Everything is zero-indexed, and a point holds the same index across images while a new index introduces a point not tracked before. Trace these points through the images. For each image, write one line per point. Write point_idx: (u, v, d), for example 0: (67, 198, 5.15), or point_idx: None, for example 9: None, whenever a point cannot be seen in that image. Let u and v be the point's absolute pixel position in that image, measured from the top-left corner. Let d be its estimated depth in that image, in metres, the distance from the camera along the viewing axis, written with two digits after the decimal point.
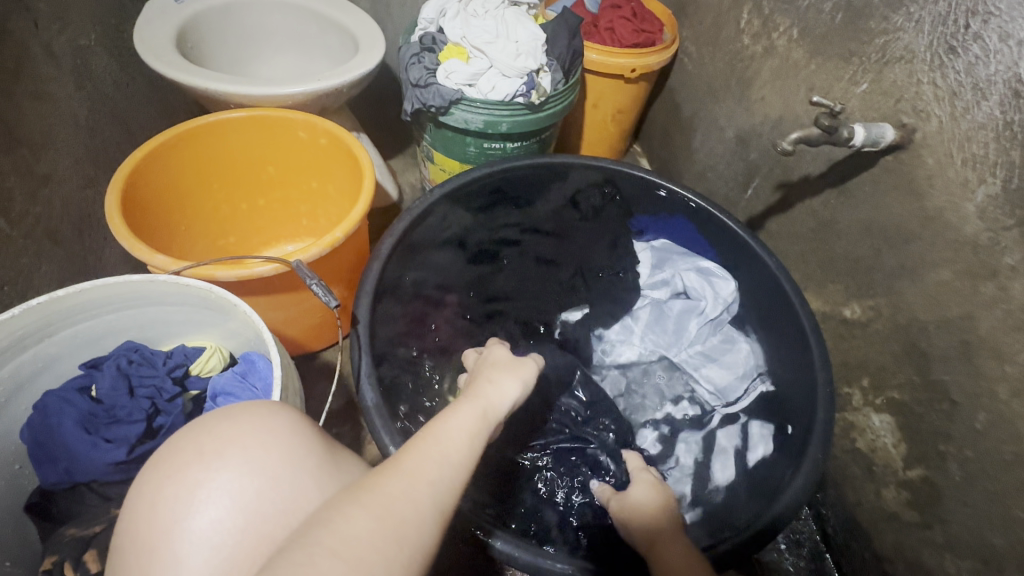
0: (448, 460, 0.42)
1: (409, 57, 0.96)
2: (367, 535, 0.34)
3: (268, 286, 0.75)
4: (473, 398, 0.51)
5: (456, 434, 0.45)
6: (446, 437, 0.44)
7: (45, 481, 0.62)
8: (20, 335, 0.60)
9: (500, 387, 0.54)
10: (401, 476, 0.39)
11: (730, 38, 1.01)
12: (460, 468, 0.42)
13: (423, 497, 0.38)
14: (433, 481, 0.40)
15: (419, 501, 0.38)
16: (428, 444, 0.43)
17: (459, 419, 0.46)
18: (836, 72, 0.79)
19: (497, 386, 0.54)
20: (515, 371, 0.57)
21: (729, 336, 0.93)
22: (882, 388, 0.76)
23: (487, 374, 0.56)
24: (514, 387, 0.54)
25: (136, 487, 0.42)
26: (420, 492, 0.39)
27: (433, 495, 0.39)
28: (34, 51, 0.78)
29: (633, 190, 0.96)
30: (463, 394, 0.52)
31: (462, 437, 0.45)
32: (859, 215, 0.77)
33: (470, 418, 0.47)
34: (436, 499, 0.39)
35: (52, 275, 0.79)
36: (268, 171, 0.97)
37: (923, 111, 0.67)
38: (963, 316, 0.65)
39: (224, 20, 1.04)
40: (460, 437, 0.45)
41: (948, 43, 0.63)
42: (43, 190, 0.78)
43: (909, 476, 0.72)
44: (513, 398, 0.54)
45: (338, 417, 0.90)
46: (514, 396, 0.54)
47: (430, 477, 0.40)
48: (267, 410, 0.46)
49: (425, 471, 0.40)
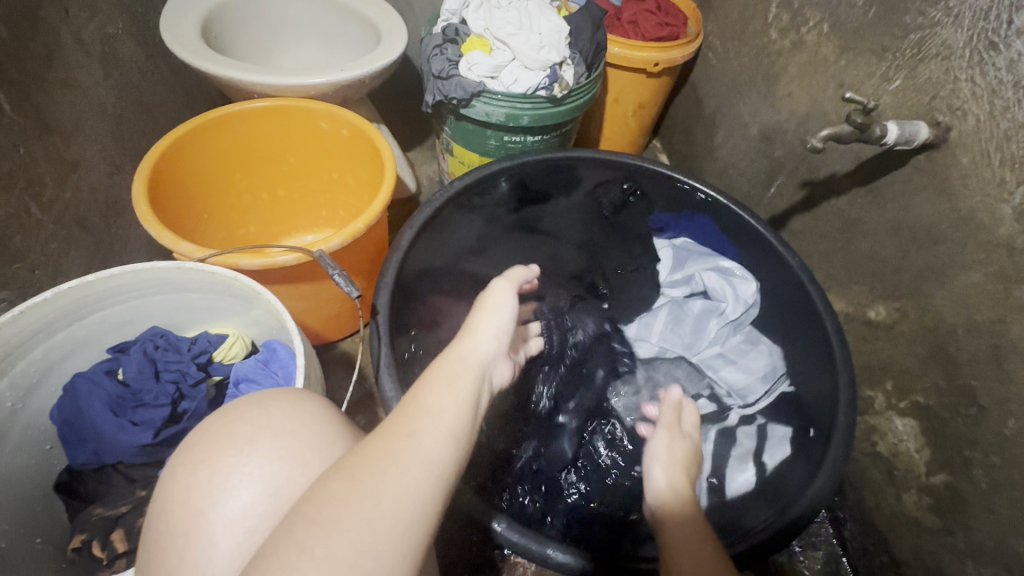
0: (431, 411, 0.42)
1: (431, 48, 0.96)
2: (342, 489, 0.35)
3: (290, 276, 0.75)
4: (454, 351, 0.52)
5: (433, 387, 0.45)
6: (426, 394, 0.44)
7: (74, 461, 0.64)
8: (51, 319, 0.61)
9: (474, 335, 0.54)
10: (380, 437, 0.39)
11: (757, 33, 0.99)
12: (444, 417, 0.42)
13: (402, 449, 0.38)
14: (415, 432, 0.40)
15: (400, 455, 0.38)
16: (410, 403, 0.43)
17: (438, 375, 0.46)
18: (868, 68, 0.77)
19: (475, 337, 0.54)
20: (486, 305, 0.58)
21: (749, 338, 0.92)
22: (906, 392, 0.74)
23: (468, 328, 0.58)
24: (495, 328, 0.56)
25: (169, 470, 0.43)
26: (402, 447, 0.38)
27: (420, 446, 0.39)
28: (63, 38, 0.79)
29: (656, 188, 0.94)
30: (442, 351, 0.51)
31: (443, 390, 0.45)
32: (887, 215, 0.76)
33: (449, 371, 0.47)
34: (421, 448, 0.39)
35: (81, 261, 0.81)
36: (290, 161, 0.97)
37: (960, 109, 0.65)
38: (995, 320, 0.63)
39: (248, 10, 1.04)
40: (441, 391, 0.44)
41: (989, 39, 0.61)
42: (72, 176, 0.79)
43: (932, 482, 0.71)
44: (498, 340, 0.55)
45: (357, 406, 0.91)
46: (499, 340, 0.55)
47: (412, 430, 0.40)
48: (296, 397, 0.46)
49: (407, 426, 0.40)
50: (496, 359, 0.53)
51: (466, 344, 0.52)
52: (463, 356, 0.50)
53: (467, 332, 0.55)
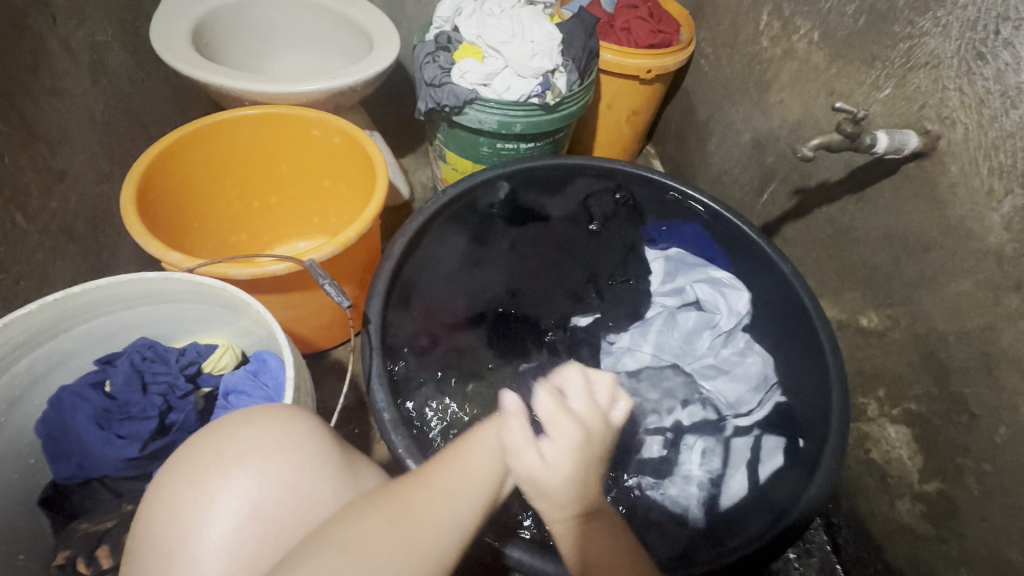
0: (471, 474, 0.47)
1: (423, 56, 0.96)
2: (382, 526, 0.39)
3: (281, 285, 0.75)
4: (503, 413, 0.57)
5: (479, 450, 0.50)
6: (470, 454, 0.49)
7: (59, 476, 0.63)
8: (36, 332, 0.60)
9: (553, 397, 0.58)
10: (424, 485, 0.44)
11: (749, 40, 0.99)
12: (482, 483, 0.47)
13: (438, 507, 0.43)
14: (454, 494, 0.45)
15: (439, 510, 0.43)
16: (455, 460, 0.48)
17: (489, 435, 0.52)
18: (859, 76, 0.77)
19: (529, 402, 0.60)
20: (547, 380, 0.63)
21: (742, 350, 0.90)
22: (898, 399, 0.75)
23: (521, 388, 0.64)
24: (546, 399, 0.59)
25: (154, 488, 0.42)
26: (444, 502, 0.44)
27: (457, 502, 0.44)
28: (51, 46, 0.78)
29: (647, 196, 0.97)
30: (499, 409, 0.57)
31: (489, 454, 0.50)
32: (879, 222, 0.76)
33: (500, 435, 0.53)
34: (453, 510, 0.43)
35: (67, 270, 0.80)
36: (282, 169, 0.97)
37: (949, 118, 0.66)
38: (986, 328, 0.63)
39: (240, 17, 1.04)
40: (487, 454, 0.49)
41: (977, 49, 0.62)
42: (59, 185, 0.78)
43: (925, 489, 0.71)
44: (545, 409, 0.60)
45: (348, 415, 0.91)
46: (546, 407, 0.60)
47: (451, 488, 0.45)
48: (286, 414, 0.45)
49: (447, 483, 0.45)
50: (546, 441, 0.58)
51: (516, 413, 0.58)
52: (521, 424, 0.56)
53: (522, 397, 0.62)
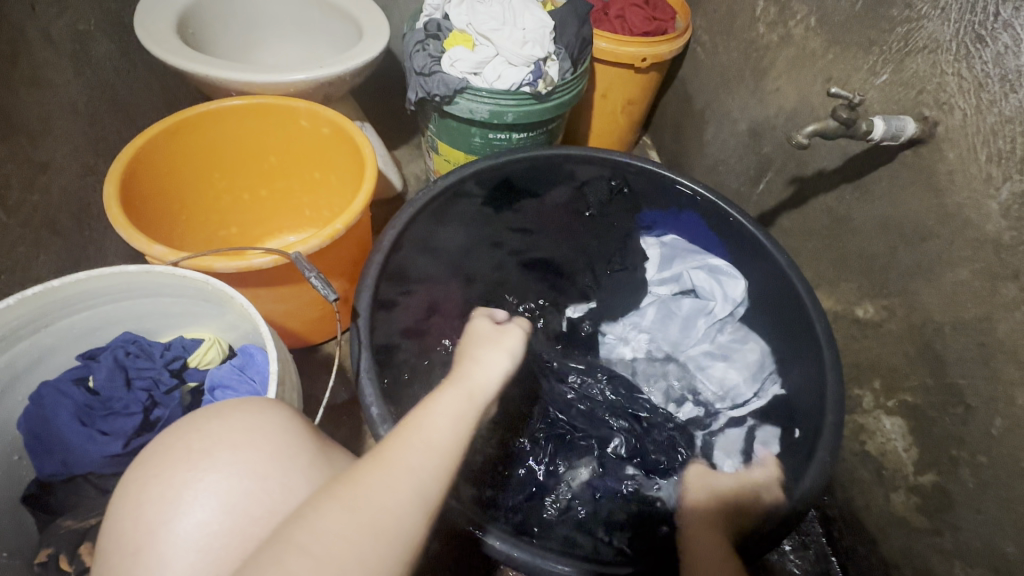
0: (432, 444, 0.45)
1: (413, 44, 0.94)
2: (342, 519, 0.36)
3: (268, 278, 0.74)
4: (459, 381, 0.55)
5: (437, 420, 0.47)
6: (428, 425, 0.47)
7: (42, 473, 0.62)
8: (15, 326, 0.59)
9: (480, 365, 0.59)
10: (384, 464, 0.41)
11: (745, 27, 0.98)
12: (445, 453, 0.45)
13: (399, 483, 0.40)
14: (414, 469, 0.42)
15: (397, 487, 0.40)
16: (412, 433, 0.45)
17: (445, 405, 0.50)
18: (856, 62, 0.76)
19: (481, 366, 0.59)
20: (501, 347, 0.63)
21: (738, 339, 0.90)
22: (894, 390, 0.74)
23: (473, 353, 0.61)
24: (502, 359, 0.61)
25: (122, 487, 0.41)
26: (403, 479, 0.41)
27: (418, 477, 0.41)
28: (30, 35, 0.76)
29: (643, 185, 0.93)
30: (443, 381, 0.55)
31: (446, 422, 0.48)
32: (875, 211, 0.74)
33: (456, 402, 0.51)
34: (417, 484, 0.41)
35: (51, 264, 0.79)
36: (269, 161, 0.95)
37: (947, 104, 0.64)
38: (982, 318, 0.62)
39: (226, 5, 1.02)
40: (444, 423, 0.47)
41: (976, 32, 0.60)
42: (41, 177, 0.77)
43: (920, 482, 0.70)
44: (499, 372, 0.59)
45: (339, 410, 0.90)
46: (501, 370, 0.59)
47: (409, 462, 0.42)
48: (259, 408, 0.45)
49: (406, 458, 0.42)
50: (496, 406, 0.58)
51: (471, 379, 0.56)
52: (469, 388, 0.54)
53: (476, 361, 0.60)
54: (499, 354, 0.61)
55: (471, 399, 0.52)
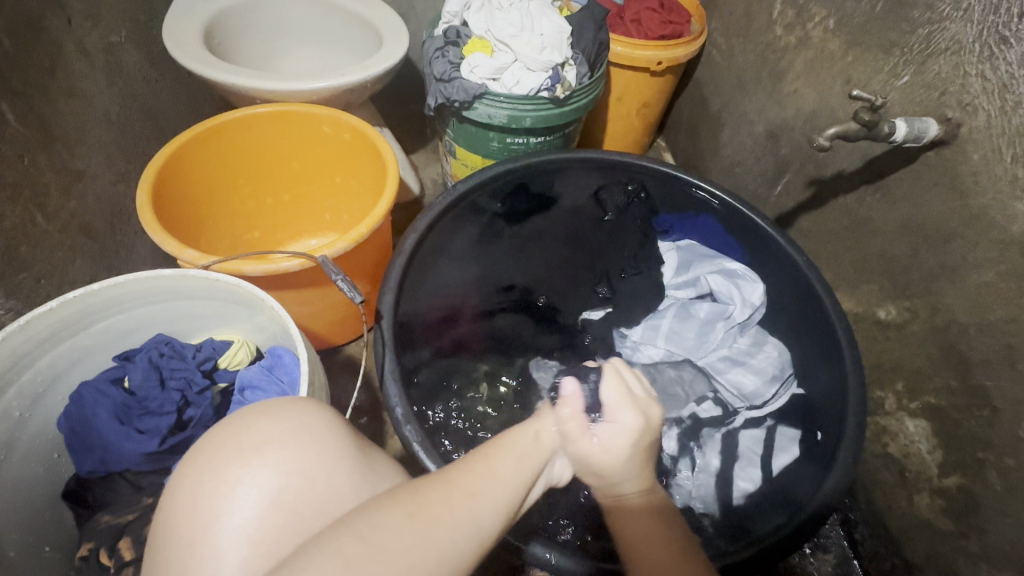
0: (496, 477, 0.44)
1: (433, 51, 0.96)
2: (401, 518, 0.38)
3: (294, 281, 0.75)
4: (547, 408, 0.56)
5: (508, 455, 0.47)
6: (498, 458, 0.46)
7: (82, 469, 0.64)
8: (57, 328, 0.61)
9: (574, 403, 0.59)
10: (444, 483, 0.42)
11: (762, 29, 0.98)
12: (509, 489, 0.44)
13: (461, 507, 0.40)
14: (475, 496, 0.42)
15: (458, 510, 0.40)
16: (481, 461, 0.45)
17: (520, 439, 0.50)
18: (876, 64, 0.76)
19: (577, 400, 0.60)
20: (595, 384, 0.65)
21: (756, 341, 0.89)
22: (917, 392, 0.73)
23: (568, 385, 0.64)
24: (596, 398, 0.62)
25: (174, 481, 0.43)
26: (464, 503, 0.41)
27: (474, 507, 0.41)
28: (67, 48, 0.79)
29: (660, 190, 0.96)
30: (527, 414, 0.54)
31: (515, 457, 0.47)
32: (896, 212, 0.74)
33: (534, 435, 0.51)
34: (477, 515, 0.41)
35: (86, 269, 0.81)
36: (293, 167, 0.98)
37: (970, 105, 0.64)
38: (1008, 320, 0.62)
39: (250, 15, 1.05)
40: (513, 458, 0.47)
41: (1000, 33, 0.60)
42: (77, 185, 0.79)
43: (945, 484, 0.70)
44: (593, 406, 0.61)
45: (362, 411, 0.91)
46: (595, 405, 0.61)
47: (474, 490, 0.42)
48: (302, 407, 0.46)
49: (468, 484, 0.43)
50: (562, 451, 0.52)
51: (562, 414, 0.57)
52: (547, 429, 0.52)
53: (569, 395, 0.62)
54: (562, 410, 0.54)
55: (543, 438, 0.51)
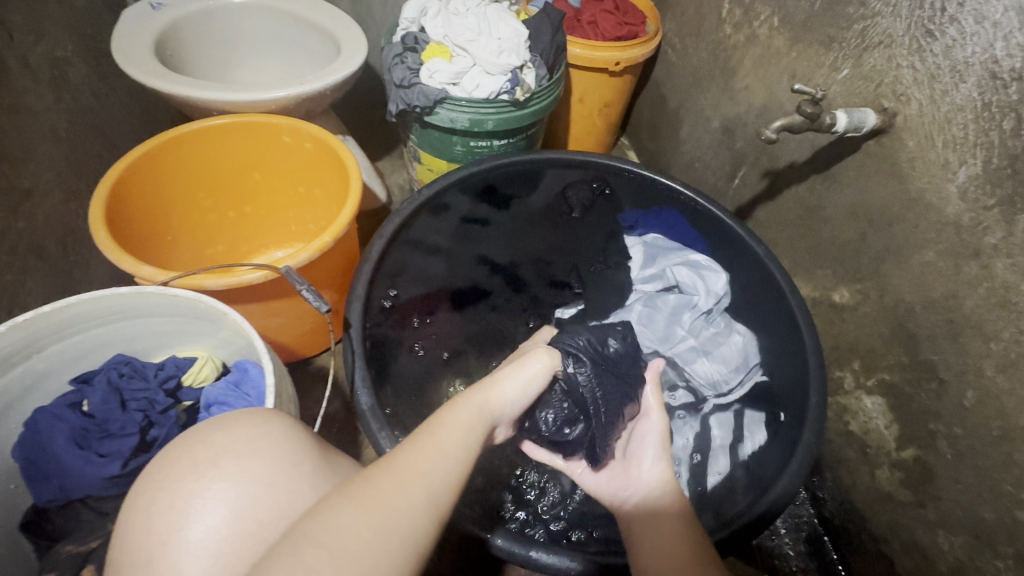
0: (446, 454, 0.46)
1: (391, 57, 0.96)
2: (357, 515, 0.38)
3: (258, 293, 0.74)
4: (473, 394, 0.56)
5: (450, 431, 0.49)
6: (443, 435, 0.48)
7: (40, 499, 0.62)
8: (7, 352, 0.59)
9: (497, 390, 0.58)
10: (395, 468, 0.43)
11: (712, 29, 1.01)
12: (457, 462, 0.46)
13: (416, 491, 0.42)
14: (427, 475, 0.43)
15: (412, 493, 0.41)
16: (427, 442, 0.47)
17: (456, 416, 0.51)
18: (817, 59, 0.79)
19: (497, 389, 0.59)
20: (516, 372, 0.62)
21: (722, 330, 0.91)
22: (873, 369, 0.76)
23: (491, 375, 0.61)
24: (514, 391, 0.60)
25: (131, 502, 0.42)
26: (417, 485, 0.42)
27: (428, 487, 0.42)
28: (9, 63, 0.76)
29: (623, 185, 0.97)
30: (462, 392, 0.56)
31: (459, 435, 0.49)
32: (844, 199, 0.78)
33: (469, 413, 0.53)
34: (432, 493, 0.42)
35: (38, 291, 0.78)
36: (254, 178, 0.96)
37: (904, 95, 0.68)
38: (949, 296, 0.65)
39: (203, 26, 1.03)
40: (457, 434, 0.49)
41: (926, 27, 0.64)
42: (25, 205, 0.76)
43: (902, 456, 0.73)
44: (512, 401, 0.59)
45: (335, 421, 0.90)
46: (512, 400, 0.59)
47: (425, 471, 0.44)
48: (261, 418, 0.46)
49: (418, 467, 0.44)
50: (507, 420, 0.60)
51: (487, 394, 0.57)
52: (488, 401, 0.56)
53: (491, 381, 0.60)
54: (512, 377, 0.61)
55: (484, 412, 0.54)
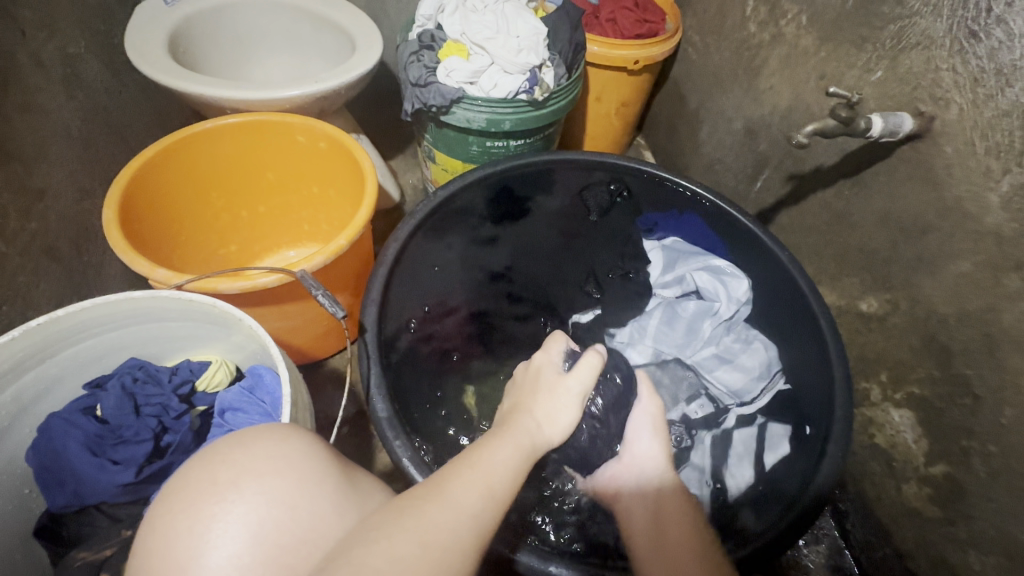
0: (492, 487, 0.45)
1: (407, 56, 0.94)
2: (409, 547, 0.37)
3: (272, 296, 0.73)
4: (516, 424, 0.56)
5: (495, 462, 0.48)
6: (489, 466, 0.47)
7: (53, 505, 0.61)
8: (21, 357, 0.58)
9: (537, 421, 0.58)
10: (444, 498, 0.42)
11: (736, 27, 0.98)
12: (503, 494, 0.45)
13: (465, 525, 0.41)
14: (474, 507, 0.42)
15: (460, 526, 0.40)
16: (474, 472, 0.46)
17: (501, 446, 0.51)
18: (849, 59, 0.76)
19: (536, 415, 0.58)
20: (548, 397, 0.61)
21: (743, 337, 0.89)
22: (902, 382, 0.74)
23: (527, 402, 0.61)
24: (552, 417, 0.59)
25: (148, 522, 0.41)
26: (465, 521, 0.41)
27: (475, 521, 0.41)
28: (22, 61, 0.75)
29: (642, 187, 0.95)
30: (504, 422, 0.56)
31: (504, 466, 0.48)
32: (875, 206, 0.75)
33: (512, 444, 0.52)
34: (478, 528, 0.41)
35: (51, 291, 0.78)
36: (267, 178, 0.95)
37: (942, 99, 0.65)
38: (987, 309, 0.63)
39: (216, 22, 1.01)
40: (502, 466, 0.48)
41: (969, 27, 0.61)
42: (39, 205, 0.76)
43: (931, 472, 0.71)
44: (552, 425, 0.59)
45: (349, 425, 0.89)
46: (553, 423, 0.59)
47: (473, 504, 0.42)
48: (279, 435, 0.45)
49: (466, 499, 0.43)
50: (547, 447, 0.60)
51: (528, 423, 0.56)
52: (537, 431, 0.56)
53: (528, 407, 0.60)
54: (553, 404, 0.61)
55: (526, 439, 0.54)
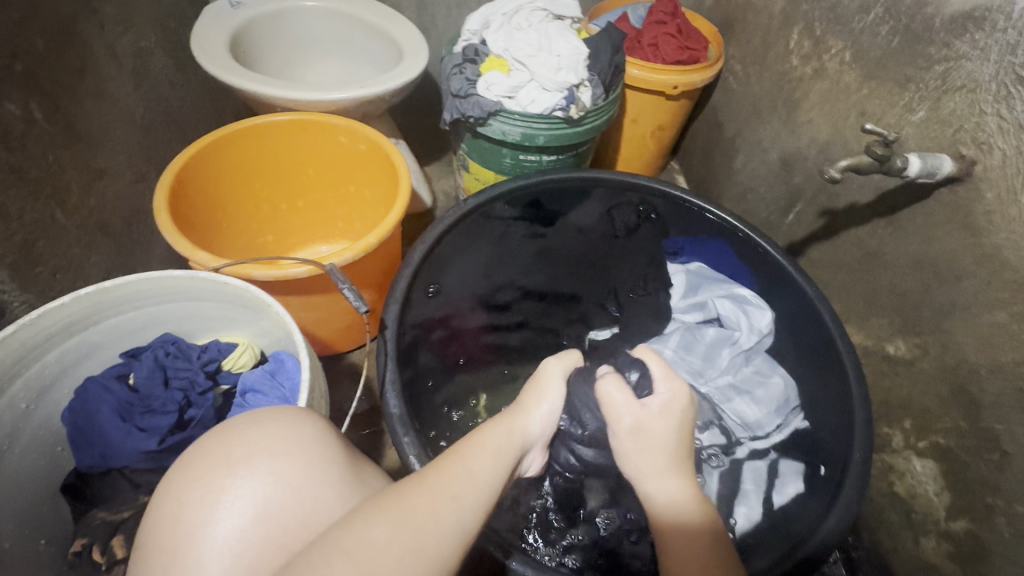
0: (474, 477, 0.46)
1: (451, 67, 0.98)
2: (387, 531, 0.38)
3: (302, 287, 0.76)
4: (505, 418, 0.56)
5: (480, 456, 0.49)
6: (473, 458, 0.48)
7: (81, 464, 0.65)
8: (68, 322, 0.62)
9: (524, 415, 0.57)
10: (425, 486, 0.43)
11: (778, 58, 0.98)
12: (489, 487, 0.46)
13: (446, 515, 0.41)
14: (456, 495, 0.43)
15: (441, 515, 0.41)
16: (458, 463, 0.47)
17: (490, 439, 0.51)
18: (891, 98, 0.75)
19: (526, 410, 0.58)
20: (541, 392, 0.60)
21: (762, 370, 0.88)
22: (926, 431, 0.72)
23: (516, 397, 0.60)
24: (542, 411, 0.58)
25: (164, 486, 0.43)
26: (445, 509, 0.42)
27: (457, 510, 0.42)
28: (97, 51, 0.82)
29: (670, 210, 0.95)
30: (492, 416, 0.56)
31: (489, 459, 0.49)
32: (908, 247, 0.74)
33: (500, 437, 0.52)
34: (460, 518, 0.42)
35: (101, 264, 0.83)
36: (308, 174, 0.99)
37: (985, 144, 0.64)
38: (1020, 363, 0.61)
39: (276, 26, 1.07)
40: (488, 459, 0.49)
41: (1016, 73, 0.60)
42: (98, 183, 0.81)
43: (952, 528, 0.68)
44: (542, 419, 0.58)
45: (362, 418, 0.92)
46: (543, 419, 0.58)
47: (454, 493, 0.43)
48: (293, 417, 0.46)
49: (447, 488, 0.44)
50: (539, 444, 0.59)
51: (519, 419, 0.56)
52: (515, 425, 0.55)
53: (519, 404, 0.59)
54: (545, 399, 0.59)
55: (515, 433, 0.54)
